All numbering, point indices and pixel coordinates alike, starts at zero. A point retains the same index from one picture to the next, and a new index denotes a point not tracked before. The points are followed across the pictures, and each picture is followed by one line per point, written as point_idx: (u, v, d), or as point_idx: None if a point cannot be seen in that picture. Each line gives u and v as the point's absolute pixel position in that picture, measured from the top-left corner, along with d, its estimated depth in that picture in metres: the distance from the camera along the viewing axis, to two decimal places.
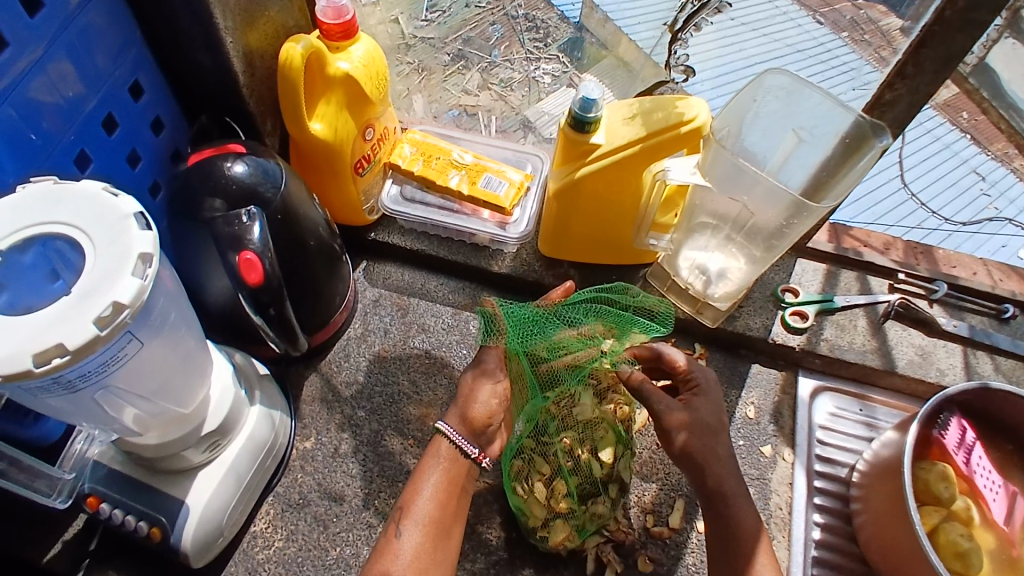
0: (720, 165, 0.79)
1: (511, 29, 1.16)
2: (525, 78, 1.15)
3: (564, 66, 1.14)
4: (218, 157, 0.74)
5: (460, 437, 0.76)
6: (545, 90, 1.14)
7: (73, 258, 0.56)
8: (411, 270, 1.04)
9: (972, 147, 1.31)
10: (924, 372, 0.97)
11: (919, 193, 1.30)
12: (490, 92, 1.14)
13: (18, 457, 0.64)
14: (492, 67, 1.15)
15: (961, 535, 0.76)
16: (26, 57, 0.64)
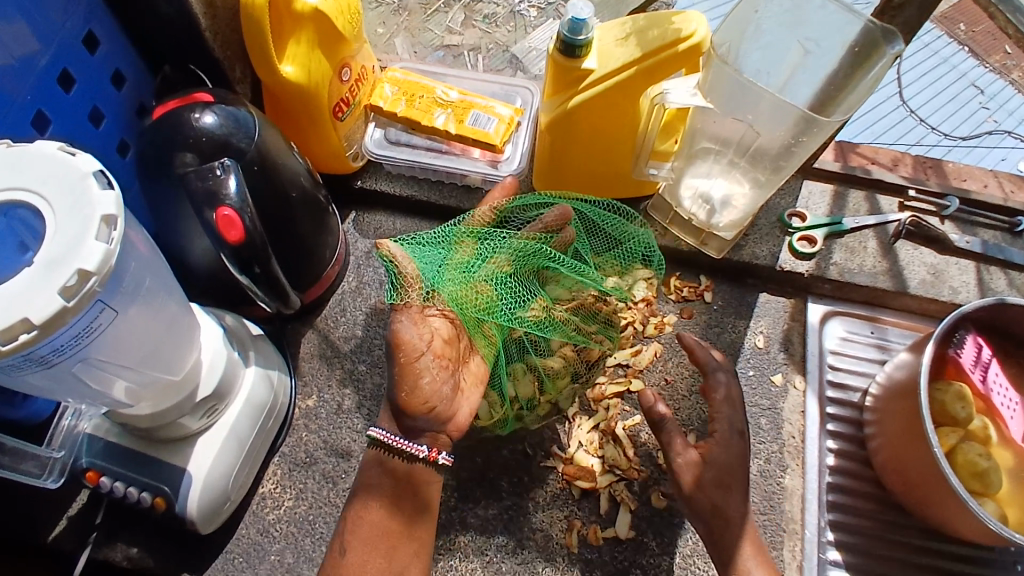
0: (723, 83, 0.74)
1: None
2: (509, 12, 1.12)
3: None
4: (184, 108, 0.69)
5: (397, 441, 0.73)
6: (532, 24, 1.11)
7: (37, 225, 0.52)
8: (402, 217, 0.99)
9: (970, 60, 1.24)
10: (937, 292, 0.94)
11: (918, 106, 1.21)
12: (476, 29, 1.09)
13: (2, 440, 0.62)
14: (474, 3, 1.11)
15: (979, 455, 0.76)
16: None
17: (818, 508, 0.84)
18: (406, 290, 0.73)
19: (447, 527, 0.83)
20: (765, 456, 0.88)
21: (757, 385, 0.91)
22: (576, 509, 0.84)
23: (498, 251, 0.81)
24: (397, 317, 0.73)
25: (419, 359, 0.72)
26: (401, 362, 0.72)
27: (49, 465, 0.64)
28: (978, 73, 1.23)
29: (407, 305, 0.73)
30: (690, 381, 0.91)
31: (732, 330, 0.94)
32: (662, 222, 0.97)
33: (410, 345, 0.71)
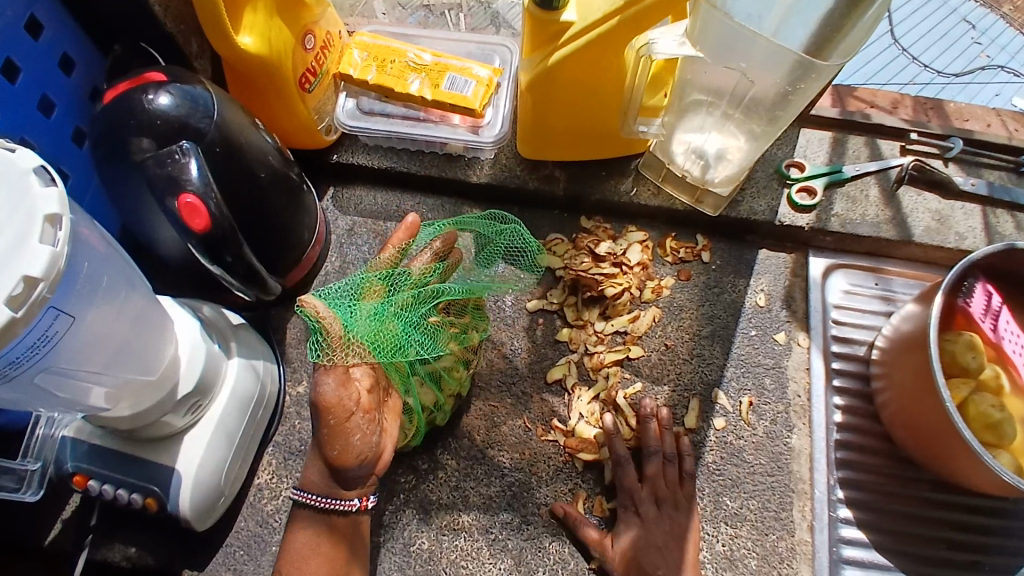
0: (712, 29, 0.69)
1: None
2: None
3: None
4: (136, 90, 0.64)
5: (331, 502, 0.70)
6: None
7: None
8: (383, 191, 0.95)
9: None
10: (943, 238, 0.90)
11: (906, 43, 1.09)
12: None
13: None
14: None
15: (992, 406, 0.73)
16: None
17: (827, 466, 0.82)
18: (333, 349, 0.66)
19: (449, 508, 0.81)
20: (771, 417, 0.85)
21: (759, 346, 0.89)
22: (580, 481, 0.82)
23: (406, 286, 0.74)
24: (322, 380, 0.66)
25: (350, 419, 0.67)
26: (330, 425, 0.66)
27: (28, 477, 0.61)
28: (969, 9, 1.10)
29: (336, 367, 0.67)
30: (690, 345, 0.88)
31: (732, 290, 0.91)
32: (654, 181, 0.93)
33: (339, 407, 0.66)
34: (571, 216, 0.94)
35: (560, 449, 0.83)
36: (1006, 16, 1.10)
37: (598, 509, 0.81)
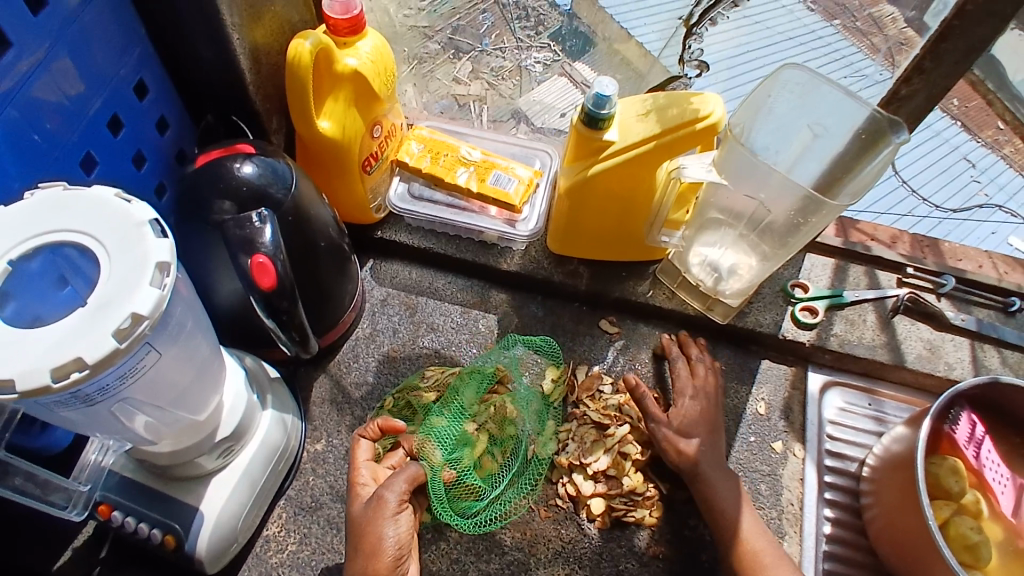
0: (736, 161, 0.78)
1: (502, 18, 1.14)
2: (516, 67, 1.14)
3: (555, 55, 1.14)
4: (226, 158, 0.72)
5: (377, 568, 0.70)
6: (536, 79, 1.14)
7: (86, 266, 0.55)
8: (418, 267, 1.03)
9: (962, 134, 1.19)
10: (933, 367, 0.97)
11: (910, 180, 1.21)
12: (481, 82, 1.14)
13: (34, 470, 0.63)
14: (482, 56, 1.14)
15: (971, 528, 0.77)
16: (28, 57, 0.62)
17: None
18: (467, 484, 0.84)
19: None
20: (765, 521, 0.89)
21: (757, 451, 0.93)
22: (575, 567, 0.84)
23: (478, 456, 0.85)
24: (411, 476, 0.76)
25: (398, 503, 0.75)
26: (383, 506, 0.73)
27: (77, 496, 0.65)
28: (971, 148, 1.20)
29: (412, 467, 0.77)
30: None
31: (735, 396, 0.97)
32: (669, 286, 1.00)
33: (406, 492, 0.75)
34: (590, 310, 1.01)
35: (561, 531, 0.86)
36: (1008, 157, 1.20)
37: None
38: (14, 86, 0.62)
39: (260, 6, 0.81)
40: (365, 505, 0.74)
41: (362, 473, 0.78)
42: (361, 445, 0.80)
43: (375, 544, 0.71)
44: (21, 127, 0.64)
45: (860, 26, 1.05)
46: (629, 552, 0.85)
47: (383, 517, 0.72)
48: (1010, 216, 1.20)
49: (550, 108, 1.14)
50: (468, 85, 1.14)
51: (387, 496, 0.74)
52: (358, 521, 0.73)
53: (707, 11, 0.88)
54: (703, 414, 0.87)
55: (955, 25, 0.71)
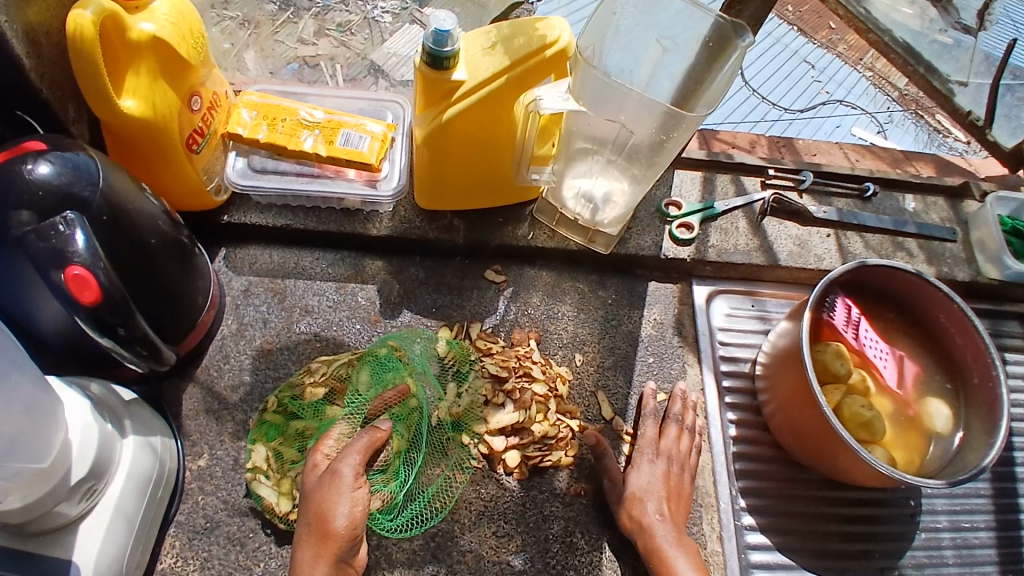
0: (590, 85, 0.75)
1: None
2: (364, 19, 1.07)
3: (403, 3, 1.08)
4: (13, 160, 0.60)
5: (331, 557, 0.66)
6: (388, 29, 1.07)
7: None
8: (279, 248, 0.94)
9: (800, 38, 1.27)
10: (804, 261, 1.01)
11: (759, 87, 1.24)
12: (329, 39, 1.05)
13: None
14: (325, 12, 1.06)
15: (863, 406, 0.82)
16: None
17: (729, 477, 0.89)
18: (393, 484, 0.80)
19: (373, 568, 0.79)
20: None
21: (658, 371, 0.94)
22: (505, 522, 0.83)
23: (400, 452, 0.81)
24: (352, 455, 0.69)
25: (343, 482, 0.68)
26: (322, 496, 0.68)
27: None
28: (809, 50, 1.27)
29: (356, 445, 0.70)
30: (596, 377, 0.93)
31: (629, 321, 0.97)
32: (548, 225, 0.97)
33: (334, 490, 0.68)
34: (473, 263, 0.97)
35: (482, 490, 0.84)
36: (843, 54, 1.28)
37: (522, 546, 0.82)
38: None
39: None
40: (319, 479, 0.69)
41: (328, 444, 0.74)
42: (337, 427, 0.77)
43: (325, 523, 0.67)
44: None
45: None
46: (554, 497, 0.85)
47: (335, 491, 0.68)
48: (852, 108, 1.25)
49: (407, 59, 1.05)
50: (315, 44, 1.04)
51: (343, 469, 0.69)
52: (312, 498, 0.68)
53: None
54: (660, 475, 0.82)
55: None
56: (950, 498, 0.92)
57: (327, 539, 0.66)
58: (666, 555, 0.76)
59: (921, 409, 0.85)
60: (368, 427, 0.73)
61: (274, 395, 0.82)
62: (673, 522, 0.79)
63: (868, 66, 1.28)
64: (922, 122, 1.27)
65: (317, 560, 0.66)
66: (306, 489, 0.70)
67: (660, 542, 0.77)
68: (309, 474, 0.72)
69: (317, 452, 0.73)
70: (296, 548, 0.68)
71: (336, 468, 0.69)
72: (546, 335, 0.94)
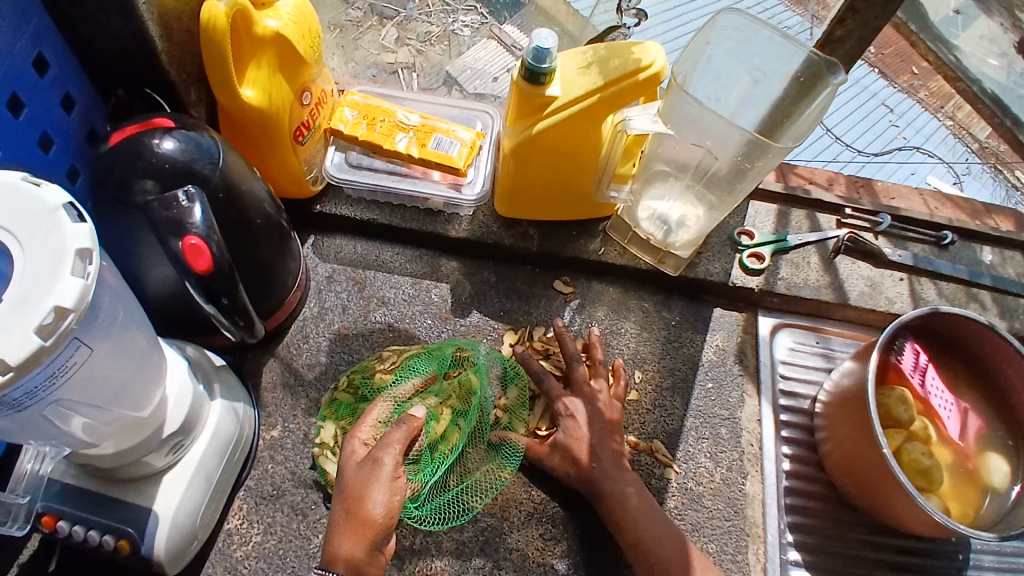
0: (679, 109, 0.77)
1: None
2: (444, 31, 1.10)
3: (483, 18, 1.12)
4: (143, 135, 0.66)
5: (366, 543, 0.69)
6: (465, 44, 1.11)
7: None
8: (363, 241, 0.99)
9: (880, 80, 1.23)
10: (875, 303, 1.00)
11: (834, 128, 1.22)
12: (409, 48, 1.09)
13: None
14: (407, 21, 1.10)
15: (923, 453, 0.81)
16: None
17: (778, 511, 0.88)
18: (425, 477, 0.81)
19: (421, 553, 0.82)
20: (727, 464, 0.91)
21: (715, 398, 0.95)
22: (549, 526, 0.85)
23: (445, 445, 0.83)
24: (392, 445, 0.72)
25: (382, 470, 0.71)
26: (359, 482, 0.71)
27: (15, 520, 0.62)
28: (889, 93, 1.23)
29: (397, 435, 0.73)
30: (653, 396, 0.94)
31: (690, 344, 0.98)
32: (620, 242, 1.00)
33: (373, 476, 0.71)
34: (543, 273, 1.00)
35: (532, 493, 0.86)
36: (923, 101, 1.23)
37: (566, 551, 0.83)
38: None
39: None
40: (359, 467, 0.72)
41: (364, 431, 0.77)
42: (376, 409, 0.80)
43: (364, 510, 0.70)
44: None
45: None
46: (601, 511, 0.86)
47: (375, 480, 0.71)
48: (929, 157, 1.21)
49: (481, 73, 1.09)
50: (396, 52, 1.09)
51: (384, 459, 0.72)
52: (352, 485, 0.71)
53: None
54: (588, 419, 0.85)
55: None
56: (998, 556, 0.89)
57: (366, 527, 0.69)
58: (623, 508, 0.80)
59: (980, 463, 0.83)
60: (405, 417, 0.75)
61: (345, 375, 0.87)
62: (620, 469, 0.83)
63: (948, 115, 1.24)
64: (1001, 177, 1.22)
65: (355, 545, 0.68)
66: (345, 474, 0.73)
67: (616, 499, 0.80)
68: (346, 461, 0.75)
69: (353, 440, 0.76)
70: (333, 530, 0.71)
71: (379, 457, 0.72)
72: (606, 348, 0.96)
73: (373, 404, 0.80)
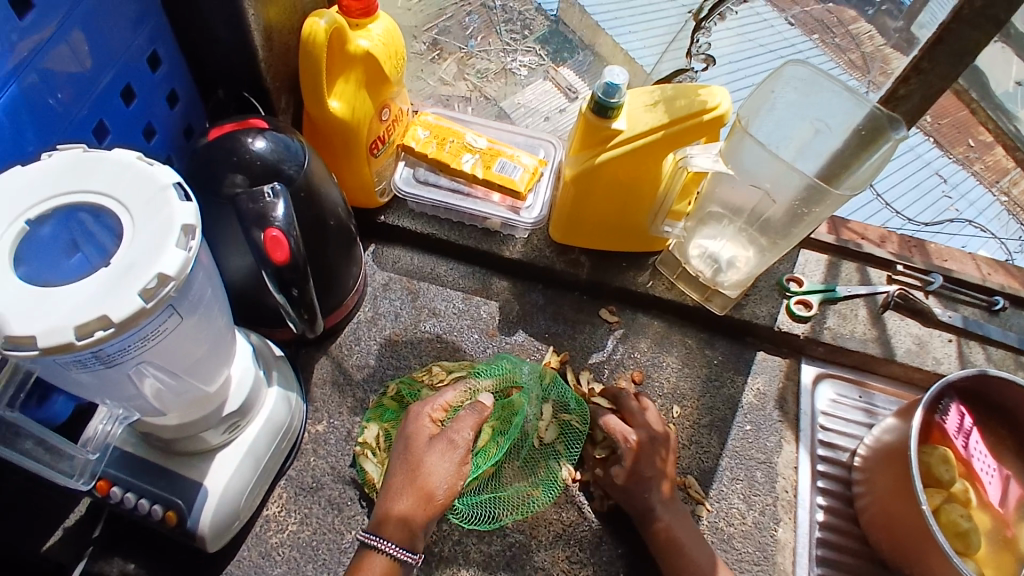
0: (741, 150, 0.80)
1: (488, 21, 1.15)
2: (502, 69, 1.15)
3: (540, 59, 1.15)
4: (239, 133, 0.72)
5: (422, 514, 0.74)
6: (521, 82, 1.15)
7: (105, 240, 0.53)
8: (420, 253, 1.03)
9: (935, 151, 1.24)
10: (921, 361, 1.00)
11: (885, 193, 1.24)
12: (467, 83, 1.13)
13: (46, 435, 0.57)
14: (468, 58, 1.14)
15: (962, 516, 0.79)
16: (37, 31, 0.59)
17: (808, 560, 0.87)
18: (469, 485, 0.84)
19: (449, 561, 0.83)
20: (760, 508, 0.91)
21: (752, 440, 0.95)
22: (577, 550, 0.85)
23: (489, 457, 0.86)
24: (467, 428, 0.78)
25: (453, 449, 0.77)
26: (425, 458, 0.76)
27: (84, 465, 0.60)
28: (943, 164, 1.24)
29: (473, 420, 0.79)
30: (690, 431, 0.95)
31: (731, 385, 0.99)
32: (669, 277, 1.01)
33: (440, 453, 0.76)
34: (590, 300, 1.02)
35: (562, 514, 0.87)
36: (977, 174, 1.24)
37: None
38: (22, 59, 0.58)
39: None
40: (429, 442, 0.77)
41: (434, 408, 0.81)
42: (450, 391, 0.84)
43: (427, 483, 0.75)
44: (23, 96, 0.59)
45: (839, 42, 1.08)
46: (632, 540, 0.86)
47: (443, 457, 0.76)
48: (981, 231, 1.23)
49: (534, 112, 1.13)
50: (454, 85, 1.13)
51: (456, 441, 0.77)
52: (417, 458, 0.76)
53: (717, 5, 0.85)
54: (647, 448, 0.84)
55: (953, 27, 0.72)
56: None
57: (425, 499, 0.74)
58: (677, 539, 0.81)
59: (1019, 531, 0.80)
60: (476, 405, 0.81)
61: (393, 384, 0.90)
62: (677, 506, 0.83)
63: (1003, 190, 1.24)
64: None
65: (410, 514, 0.73)
66: (412, 443, 0.78)
67: (681, 542, 0.80)
68: (411, 435, 0.79)
69: (421, 415, 0.80)
70: (388, 494, 0.75)
71: (450, 437, 0.77)
72: (648, 379, 0.97)
73: (443, 386, 0.85)
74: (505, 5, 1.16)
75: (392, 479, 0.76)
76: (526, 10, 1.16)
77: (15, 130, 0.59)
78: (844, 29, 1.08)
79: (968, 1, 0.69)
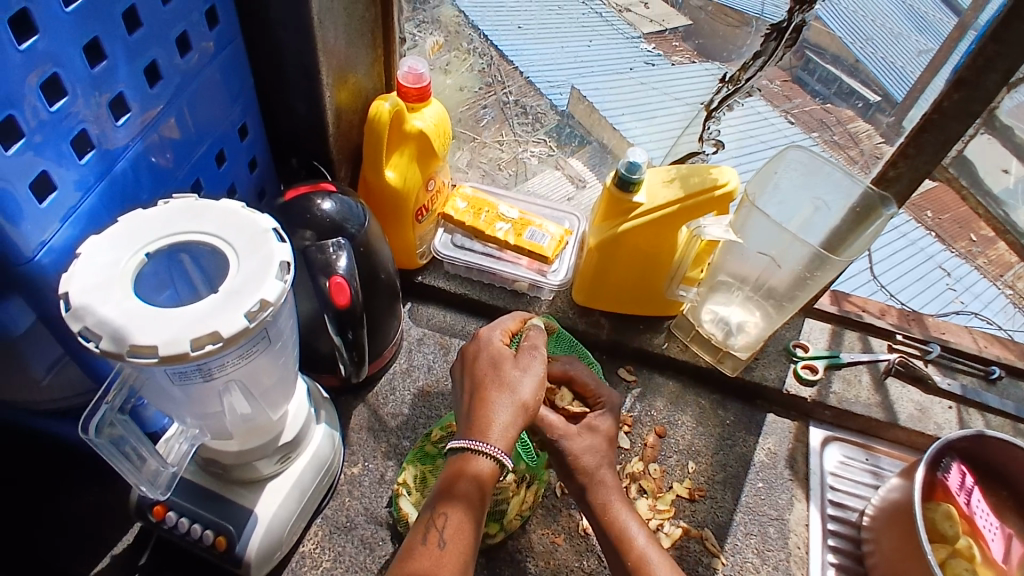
0: (751, 222, 0.89)
1: (502, 113, 1.27)
2: (513, 158, 1.30)
3: (549, 151, 1.29)
4: (312, 195, 0.82)
5: (518, 419, 0.73)
6: (533, 171, 1.30)
7: (199, 283, 0.64)
8: (452, 312, 1.11)
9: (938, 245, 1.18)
10: (924, 426, 1.05)
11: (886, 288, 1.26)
12: (478, 170, 1.30)
13: (139, 444, 0.65)
14: (481, 147, 1.30)
15: (967, 570, 0.82)
16: (157, 103, 0.70)
17: None
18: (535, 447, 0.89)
19: None
20: (773, 563, 0.93)
21: (765, 497, 0.99)
22: None
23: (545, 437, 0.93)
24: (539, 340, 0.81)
25: (530, 358, 0.78)
26: (508, 368, 0.76)
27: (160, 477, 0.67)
28: (946, 258, 1.19)
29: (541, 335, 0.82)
30: (706, 487, 0.99)
31: (742, 444, 1.04)
32: (683, 339, 1.09)
33: (512, 360, 0.77)
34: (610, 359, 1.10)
35: (583, 562, 0.90)
36: (982, 267, 1.18)
37: None
38: (147, 125, 0.69)
39: (346, 71, 0.90)
40: (509, 354, 0.78)
41: (496, 331, 0.82)
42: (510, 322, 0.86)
43: (518, 391, 0.74)
44: (143, 153, 0.70)
45: (836, 140, 1.05)
46: None
47: (528, 366, 0.77)
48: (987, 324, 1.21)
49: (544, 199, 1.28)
50: (467, 173, 1.30)
51: (533, 352, 0.79)
52: (500, 367, 0.76)
53: (726, 98, 0.97)
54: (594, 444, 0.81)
55: (935, 118, 0.83)
56: None
57: (525, 406, 0.73)
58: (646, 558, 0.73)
59: None
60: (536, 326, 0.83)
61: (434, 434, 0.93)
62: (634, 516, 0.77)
63: (1009, 284, 1.18)
64: None
65: (513, 420, 0.72)
66: (492, 356, 0.78)
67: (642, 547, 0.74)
68: (484, 348, 0.79)
69: (489, 333, 0.81)
70: (476, 403, 0.74)
71: (531, 350, 0.79)
72: (667, 435, 1.04)
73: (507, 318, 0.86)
74: (518, 101, 1.25)
75: (481, 388, 0.75)
76: (538, 105, 1.24)
77: (135, 181, 0.70)
78: (842, 129, 1.04)
79: (947, 95, 0.80)
